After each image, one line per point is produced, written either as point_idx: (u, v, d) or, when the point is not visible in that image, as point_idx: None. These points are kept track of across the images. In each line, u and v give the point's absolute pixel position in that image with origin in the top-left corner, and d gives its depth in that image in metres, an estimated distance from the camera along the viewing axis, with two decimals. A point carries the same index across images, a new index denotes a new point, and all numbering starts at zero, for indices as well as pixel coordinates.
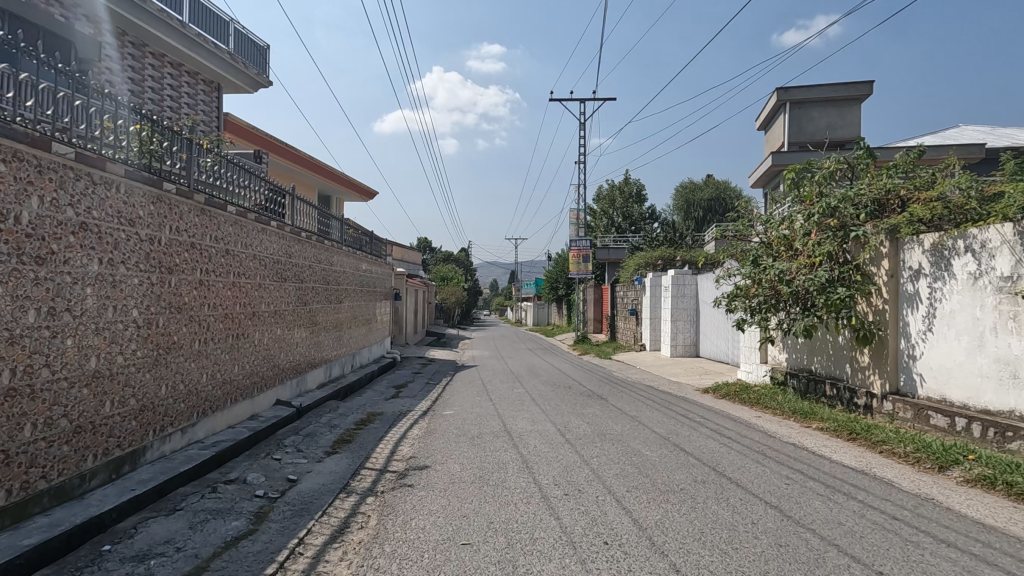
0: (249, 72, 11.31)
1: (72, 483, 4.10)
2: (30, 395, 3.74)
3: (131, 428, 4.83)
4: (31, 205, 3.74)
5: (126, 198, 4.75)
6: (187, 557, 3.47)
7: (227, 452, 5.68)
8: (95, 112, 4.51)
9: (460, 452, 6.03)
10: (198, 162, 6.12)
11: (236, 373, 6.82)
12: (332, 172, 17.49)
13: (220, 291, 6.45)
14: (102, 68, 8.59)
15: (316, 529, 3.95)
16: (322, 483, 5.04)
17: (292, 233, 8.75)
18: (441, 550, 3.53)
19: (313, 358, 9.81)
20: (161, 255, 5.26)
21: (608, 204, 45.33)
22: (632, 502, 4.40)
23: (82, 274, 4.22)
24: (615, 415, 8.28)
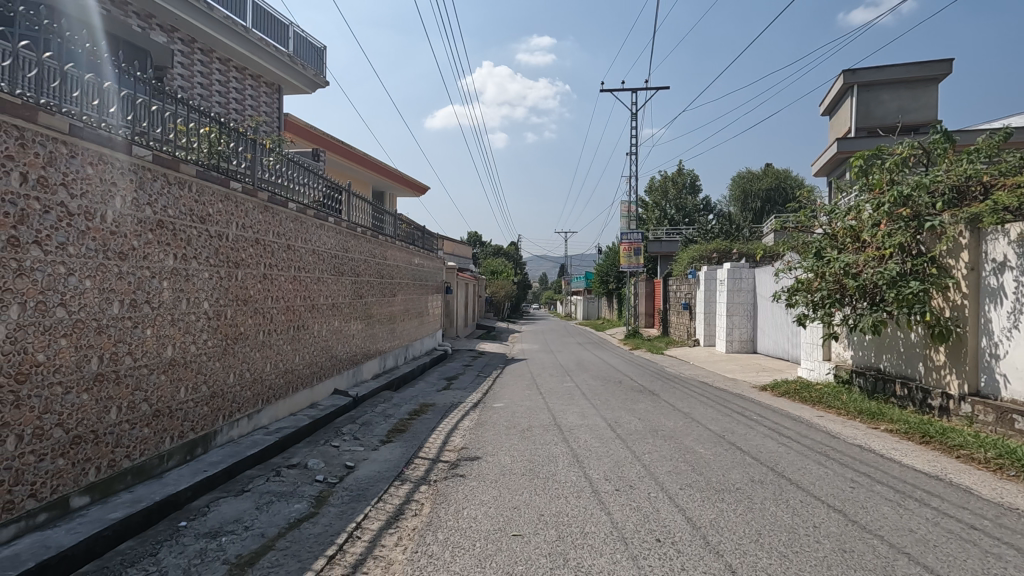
0: (306, 73, 11.73)
1: (152, 463, 4.42)
2: (115, 380, 4.04)
3: (203, 413, 5.15)
4: (115, 204, 4.02)
5: (197, 197, 5.04)
6: (254, 536, 3.68)
7: (289, 438, 5.96)
8: (168, 116, 4.80)
9: (511, 444, 6.09)
10: (261, 161, 6.41)
11: (297, 363, 7.13)
12: (386, 168, 17.93)
13: (282, 285, 6.76)
14: (175, 73, 9.14)
15: (373, 515, 4.09)
16: (377, 470, 5.22)
17: (348, 229, 9.04)
18: (492, 540, 3.58)
19: (368, 349, 10.13)
20: (229, 251, 5.56)
21: (660, 196, 44.32)
22: (685, 500, 4.31)
23: (159, 268, 4.51)
24: (667, 411, 8.12)
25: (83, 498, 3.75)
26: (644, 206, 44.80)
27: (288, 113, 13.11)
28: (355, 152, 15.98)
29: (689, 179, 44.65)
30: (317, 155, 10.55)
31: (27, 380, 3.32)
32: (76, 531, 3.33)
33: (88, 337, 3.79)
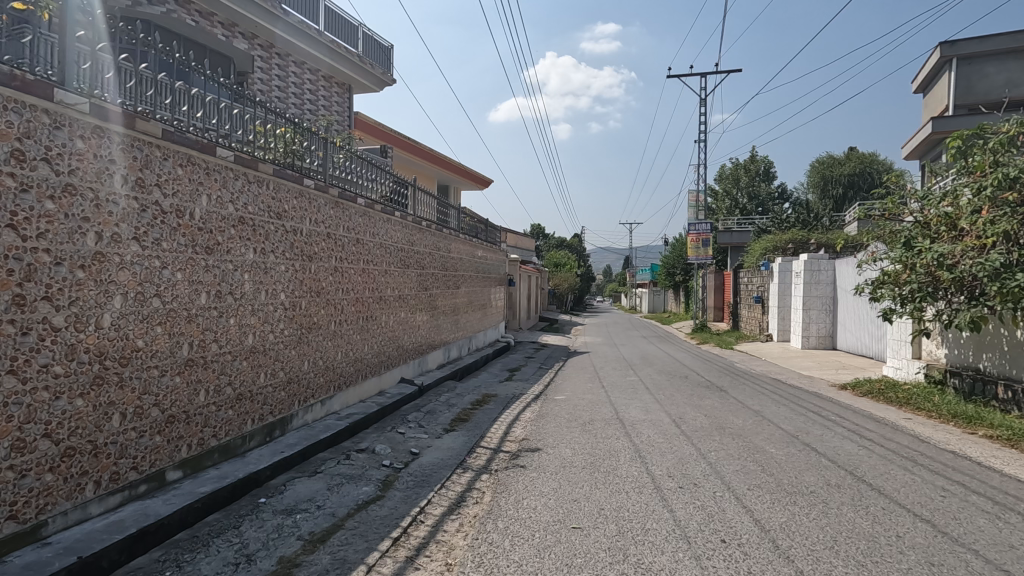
0: (375, 72, 12.10)
1: (235, 443, 4.77)
2: (203, 365, 4.38)
3: (281, 397, 5.48)
4: (201, 202, 4.33)
5: (274, 194, 5.34)
6: (326, 515, 3.89)
7: (358, 424, 6.23)
8: (248, 118, 5.11)
9: (572, 437, 6.07)
10: (332, 159, 6.71)
11: (366, 352, 7.43)
12: (450, 163, 18.23)
13: (352, 277, 7.05)
14: (256, 78, 9.69)
15: (435, 500, 4.21)
16: (440, 457, 5.36)
17: (414, 223, 9.28)
18: (552, 531, 3.60)
19: (433, 340, 10.39)
20: (303, 245, 5.86)
21: (731, 184, 42.42)
22: (754, 501, 4.14)
23: (241, 261, 4.83)
24: (736, 408, 7.82)
25: (177, 472, 4.10)
26: (714, 195, 43.07)
27: (358, 112, 13.60)
28: (421, 148, 16.36)
29: (762, 165, 42.47)
30: (385, 151, 10.86)
31: (129, 364, 3.66)
32: (170, 502, 3.65)
33: (179, 326, 4.12)
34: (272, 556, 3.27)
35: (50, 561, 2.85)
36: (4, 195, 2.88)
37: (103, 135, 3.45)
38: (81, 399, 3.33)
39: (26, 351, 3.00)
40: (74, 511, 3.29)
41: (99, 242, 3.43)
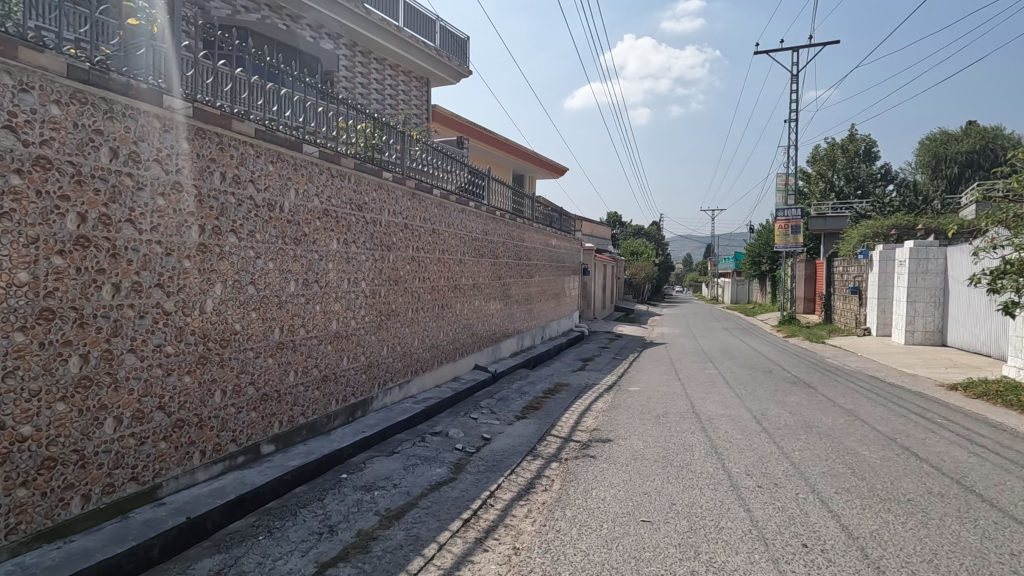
0: (451, 64, 12.29)
1: (321, 421, 5.10)
2: (293, 348, 4.71)
3: (362, 380, 5.79)
4: (290, 196, 4.64)
5: (356, 187, 5.60)
6: (401, 493, 4.08)
7: (434, 408, 6.46)
8: (332, 115, 5.38)
9: (645, 429, 5.96)
10: (410, 152, 6.93)
11: (442, 339, 7.67)
12: (525, 152, 18.28)
13: (429, 267, 7.28)
14: (340, 77, 10.15)
15: (505, 485, 4.29)
16: (512, 444, 5.44)
17: (488, 212, 9.41)
18: (620, 523, 3.56)
19: (507, 328, 10.53)
20: (382, 235, 6.12)
21: (826, 165, 39.40)
22: (841, 506, 3.87)
23: (326, 252, 5.13)
24: (825, 406, 7.33)
25: (270, 446, 4.46)
26: (806, 178, 40.21)
27: (435, 105, 13.93)
28: (496, 138, 16.51)
29: (862, 145, 39.06)
30: (461, 143, 11.05)
31: (229, 346, 4.01)
32: (264, 473, 3.98)
33: (272, 311, 4.45)
34: (352, 529, 3.48)
35: (164, 519, 3.20)
36: (124, 193, 3.23)
37: (203, 136, 3.77)
38: (189, 376, 3.69)
39: (143, 333, 3.36)
40: (184, 476, 3.67)
41: (202, 234, 3.76)
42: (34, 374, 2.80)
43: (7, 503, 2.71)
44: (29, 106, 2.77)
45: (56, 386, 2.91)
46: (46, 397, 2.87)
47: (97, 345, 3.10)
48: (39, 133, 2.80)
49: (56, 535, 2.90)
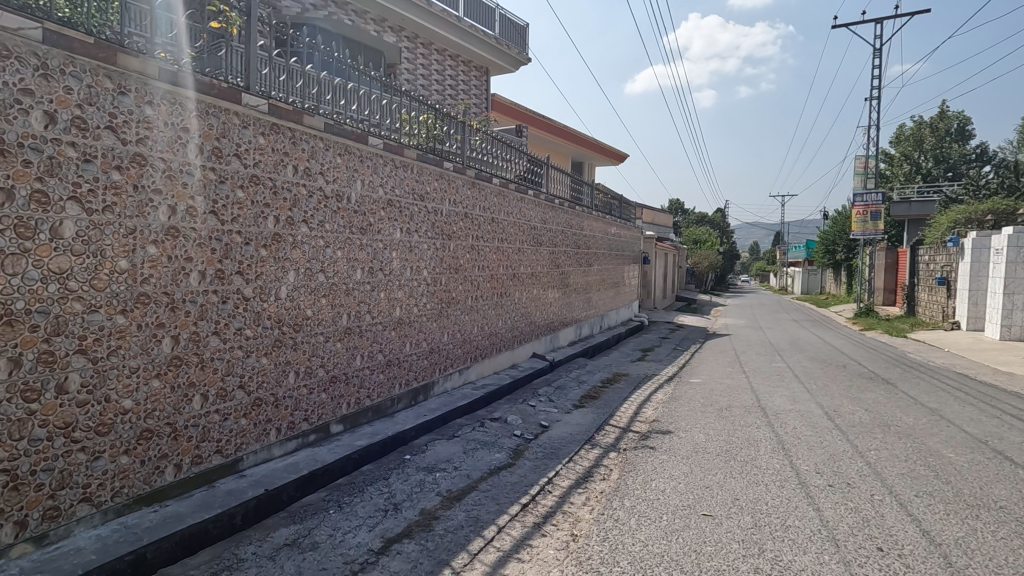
0: (511, 53, 12.25)
1: (385, 404, 5.30)
2: (360, 333, 4.92)
3: (424, 365, 5.96)
4: (357, 187, 4.81)
5: (418, 177, 5.73)
6: (462, 476, 4.19)
7: (492, 395, 6.56)
8: (395, 108, 5.52)
9: (707, 422, 5.81)
10: (470, 142, 7.01)
11: (501, 327, 7.76)
12: (584, 139, 18.04)
13: (488, 255, 7.37)
14: (403, 69, 10.37)
15: (563, 473, 4.32)
16: (569, 432, 5.46)
17: (547, 201, 9.40)
18: (680, 516, 3.51)
19: (565, 317, 10.52)
20: (443, 224, 6.25)
21: (912, 146, 36.51)
22: (922, 510, 3.64)
23: (390, 240, 5.29)
24: (906, 404, 6.88)
25: (339, 426, 4.69)
26: (888, 161, 37.46)
27: (495, 94, 13.97)
28: (555, 126, 16.39)
29: (954, 122, 35.91)
30: (520, 131, 11.05)
31: (302, 330, 4.24)
32: (334, 451, 4.20)
33: (340, 298, 4.66)
34: (415, 508, 3.62)
35: (245, 490, 3.45)
36: (208, 186, 3.46)
37: (278, 131, 3.97)
38: (266, 358, 3.94)
39: (225, 317, 3.61)
40: (262, 451, 3.94)
41: (277, 225, 3.98)
42: (133, 352, 3.07)
43: (112, 469, 3.01)
44: (127, 108, 3.02)
45: (152, 364, 3.18)
46: (144, 373, 3.15)
47: (186, 327, 3.36)
48: (134, 132, 3.05)
49: (152, 499, 3.20)
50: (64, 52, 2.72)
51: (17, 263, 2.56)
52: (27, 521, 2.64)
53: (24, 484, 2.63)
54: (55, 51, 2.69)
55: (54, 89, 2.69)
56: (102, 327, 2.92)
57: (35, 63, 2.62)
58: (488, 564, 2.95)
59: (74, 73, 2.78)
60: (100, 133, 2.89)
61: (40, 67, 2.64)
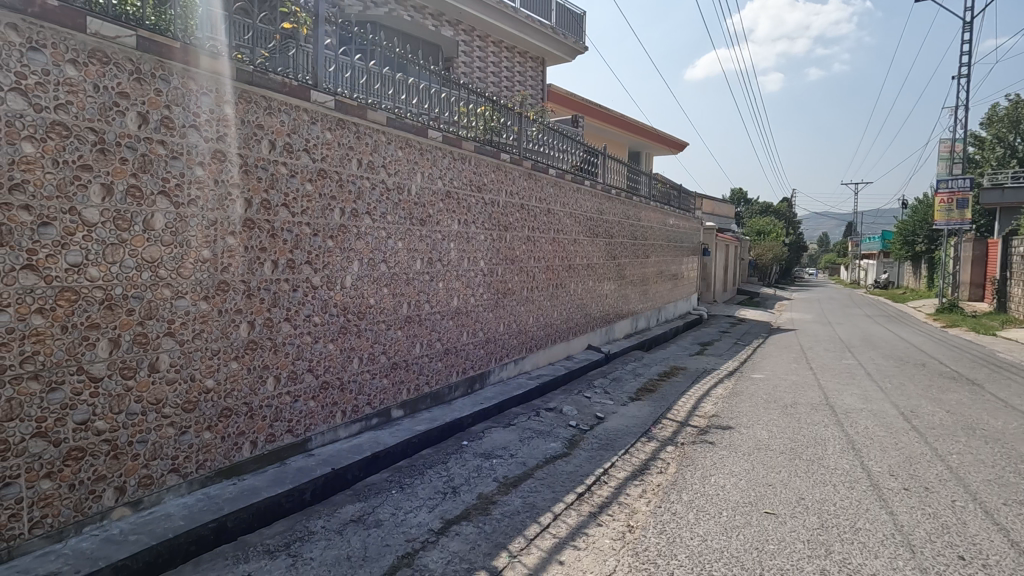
0: (568, 42, 12.06)
1: (443, 391, 5.44)
2: (419, 321, 5.07)
3: (481, 354, 6.07)
4: (417, 179, 4.94)
5: (476, 169, 5.81)
6: (517, 463, 4.25)
7: (547, 385, 6.59)
8: (454, 101, 5.62)
9: (770, 419, 5.61)
10: (526, 133, 7.03)
11: (556, 318, 7.77)
12: (642, 128, 17.62)
13: (544, 246, 7.38)
14: (460, 62, 10.49)
15: (619, 464, 4.31)
16: (625, 424, 5.42)
17: (604, 191, 9.28)
18: (741, 512, 3.42)
19: (621, 309, 10.39)
20: (500, 216, 6.31)
21: (1006, 127, 33.43)
22: (1011, 519, 3.39)
23: (448, 232, 5.40)
24: (995, 406, 6.38)
25: (400, 411, 4.86)
26: (978, 144, 34.49)
27: (551, 85, 13.88)
28: (612, 115, 16.11)
29: None
30: (576, 121, 10.94)
31: (365, 318, 4.42)
32: (395, 435, 4.36)
33: (401, 288, 4.81)
34: (473, 492, 3.71)
35: (314, 468, 3.65)
36: (280, 180, 3.65)
37: (343, 126, 4.13)
38: (332, 344, 4.13)
39: (295, 305, 3.81)
40: (329, 432, 4.14)
41: (343, 217, 4.15)
42: (214, 336, 3.30)
43: (197, 443, 3.26)
44: (209, 108, 3.22)
45: (231, 347, 3.41)
46: (224, 356, 3.37)
47: (260, 314, 3.57)
48: (215, 130, 3.25)
49: (231, 473, 3.44)
50: (154, 57, 2.93)
51: (116, 252, 2.81)
52: (126, 487, 2.92)
53: (122, 453, 2.89)
54: (146, 56, 2.90)
55: (146, 92, 2.92)
56: (188, 312, 3.16)
57: (130, 68, 2.84)
58: (544, 549, 2.99)
59: (163, 76, 2.99)
60: (186, 132, 3.10)
61: (134, 71, 2.86)
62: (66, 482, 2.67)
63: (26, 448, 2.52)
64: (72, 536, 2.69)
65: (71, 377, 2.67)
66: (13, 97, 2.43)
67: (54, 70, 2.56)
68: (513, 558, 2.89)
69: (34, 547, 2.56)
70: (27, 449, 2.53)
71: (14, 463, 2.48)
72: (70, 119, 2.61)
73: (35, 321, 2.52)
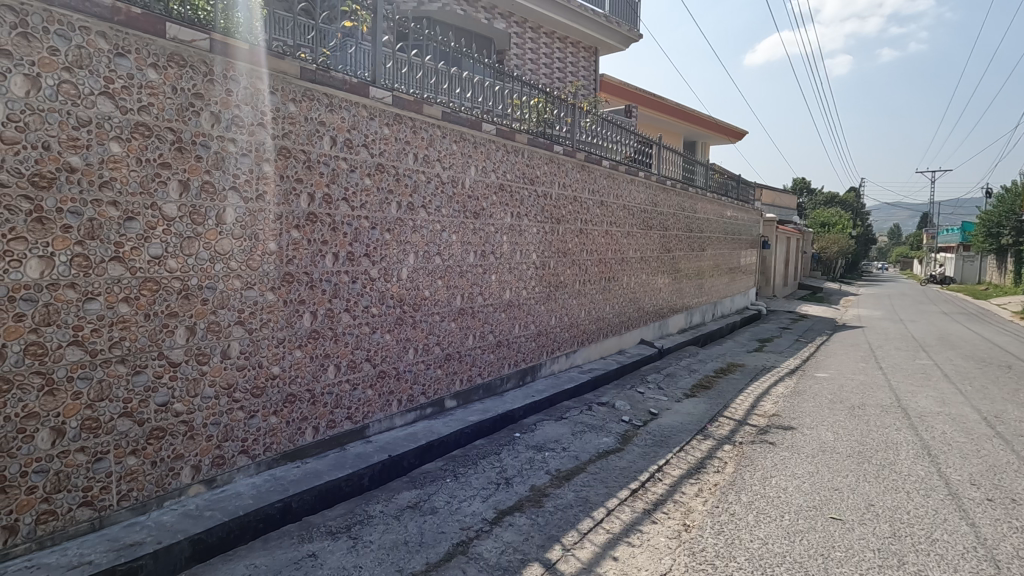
0: (621, 30, 11.77)
1: (495, 383, 5.49)
2: (472, 313, 5.12)
3: (532, 347, 6.08)
4: (471, 172, 4.98)
5: (529, 162, 5.80)
6: (570, 457, 4.24)
7: (599, 379, 6.53)
8: (506, 93, 5.62)
9: (835, 420, 5.34)
10: (579, 124, 6.95)
11: (608, 312, 7.67)
12: (698, 117, 17.05)
13: (597, 239, 7.29)
14: (512, 55, 10.48)
15: (674, 462, 4.22)
16: (680, 421, 5.30)
17: (658, 182, 9.06)
18: (805, 517, 3.28)
19: (675, 303, 10.14)
20: (553, 208, 6.28)
21: None
22: None
23: (501, 225, 5.43)
24: None
25: (453, 401, 4.94)
26: None
27: (604, 74, 13.64)
28: (667, 104, 15.66)
29: None
30: (629, 112, 10.71)
31: (420, 309, 4.51)
32: (448, 425, 4.44)
33: (454, 280, 4.88)
34: (526, 483, 3.73)
35: (372, 454, 3.77)
36: (341, 175, 3.77)
37: (400, 121, 4.21)
38: (389, 334, 4.24)
39: (355, 296, 3.93)
40: (386, 420, 4.27)
41: (399, 210, 4.24)
42: (280, 326, 3.45)
43: (264, 427, 3.42)
44: (275, 106, 3.35)
45: (295, 336, 3.56)
46: (288, 344, 3.52)
47: (322, 305, 3.70)
48: (280, 128, 3.38)
49: (295, 456, 3.60)
50: (224, 58, 3.07)
51: (192, 245, 2.98)
52: (201, 466, 3.11)
53: (198, 434, 3.08)
54: (217, 58, 3.04)
55: (218, 92, 3.06)
56: (256, 303, 3.32)
57: (204, 70, 2.99)
58: (597, 544, 2.97)
59: (234, 77, 3.13)
60: (254, 130, 3.24)
61: (207, 73, 3.01)
62: (149, 459, 2.88)
63: (115, 426, 2.73)
64: (155, 510, 2.89)
65: (153, 362, 2.86)
66: (102, 100, 2.61)
67: (137, 74, 2.72)
68: (566, 551, 2.89)
69: (121, 517, 2.77)
70: (116, 428, 2.73)
71: (105, 440, 2.70)
72: (151, 120, 2.78)
73: (122, 309, 2.72)
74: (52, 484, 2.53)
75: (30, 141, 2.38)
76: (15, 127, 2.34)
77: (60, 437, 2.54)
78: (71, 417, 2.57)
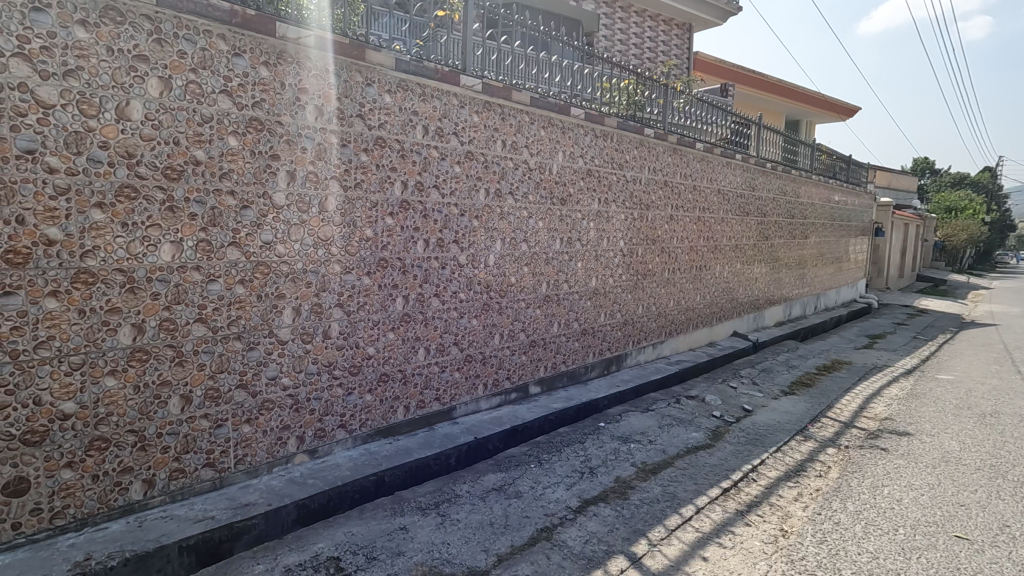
0: (719, 3, 11.05)
1: (580, 371, 5.45)
2: (557, 301, 5.10)
3: (618, 336, 5.96)
4: (558, 158, 4.92)
5: (618, 146, 5.64)
6: (656, 450, 4.13)
7: (688, 371, 6.29)
8: (596, 76, 5.48)
9: (961, 428, 4.78)
10: (672, 106, 6.65)
11: (699, 302, 7.35)
12: (804, 93, 15.73)
13: (688, 226, 6.98)
14: (601, 36, 10.21)
15: (770, 462, 3.98)
16: (777, 420, 4.98)
17: (757, 164, 8.49)
18: (923, 532, 2.97)
19: (773, 294, 9.52)
20: (642, 194, 6.07)
21: None
22: None
23: (588, 211, 5.34)
24: None
25: (537, 387, 4.97)
26: None
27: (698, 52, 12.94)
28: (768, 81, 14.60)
29: None
30: (726, 91, 10.10)
31: (506, 295, 4.56)
32: (533, 411, 4.47)
33: (540, 267, 4.87)
34: (611, 474, 3.68)
35: (459, 435, 3.88)
36: (432, 163, 3.87)
37: (489, 109, 4.24)
38: (476, 319, 4.32)
39: (444, 281, 4.04)
40: (471, 403, 4.37)
41: (487, 197, 4.29)
42: (375, 309, 3.62)
43: (360, 404, 3.62)
44: (372, 97, 3.49)
45: (389, 319, 3.72)
46: (383, 326, 3.69)
47: (414, 289, 3.84)
48: (377, 119, 3.52)
49: (387, 433, 3.78)
50: (327, 54, 3.23)
51: (298, 231, 3.19)
52: (305, 437, 3.35)
53: (302, 407, 3.32)
54: (320, 54, 3.20)
55: (322, 87, 3.23)
56: (354, 286, 3.50)
57: (309, 66, 3.16)
58: (685, 542, 2.87)
59: (335, 71, 3.28)
60: (353, 121, 3.39)
61: (311, 68, 3.18)
62: (261, 428, 3.14)
63: (232, 397, 3.00)
64: (266, 474, 3.16)
65: (264, 339, 3.10)
66: (222, 98, 2.84)
67: (252, 72, 2.94)
68: (652, 546, 2.82)
69: (238, 479, 3.05)
70: (233, 398, 3.00)
71: (224, 409, 2.97)
72: (263, 115, 2.99)
73: (238, 290, 2.97)
74: (181, 445, 2.83)
75: (163, 137, 2.64)
76: (151, 125, 2.60)
77: (187, 403, 2.83)
78: (197, 386, 2.86)
